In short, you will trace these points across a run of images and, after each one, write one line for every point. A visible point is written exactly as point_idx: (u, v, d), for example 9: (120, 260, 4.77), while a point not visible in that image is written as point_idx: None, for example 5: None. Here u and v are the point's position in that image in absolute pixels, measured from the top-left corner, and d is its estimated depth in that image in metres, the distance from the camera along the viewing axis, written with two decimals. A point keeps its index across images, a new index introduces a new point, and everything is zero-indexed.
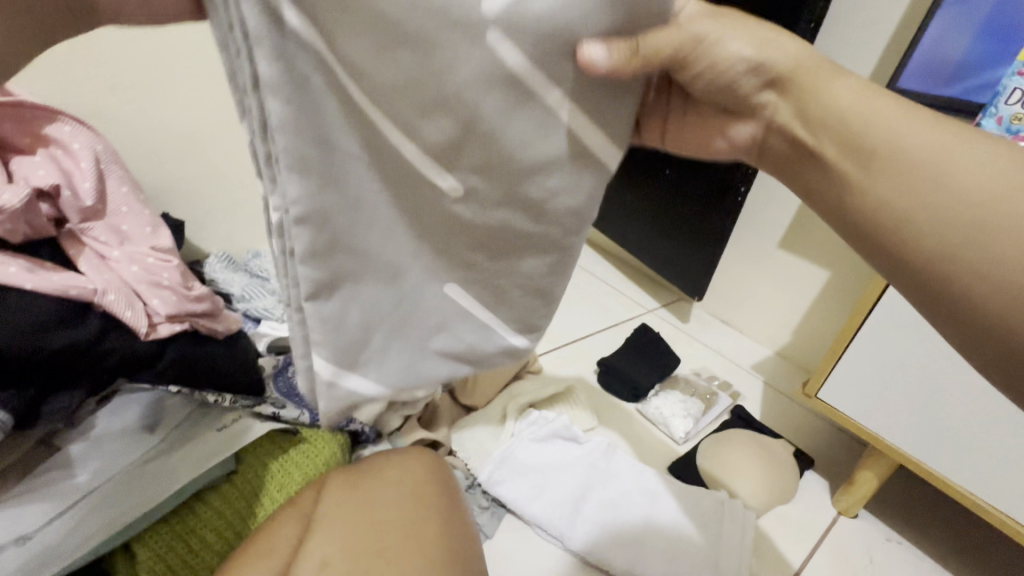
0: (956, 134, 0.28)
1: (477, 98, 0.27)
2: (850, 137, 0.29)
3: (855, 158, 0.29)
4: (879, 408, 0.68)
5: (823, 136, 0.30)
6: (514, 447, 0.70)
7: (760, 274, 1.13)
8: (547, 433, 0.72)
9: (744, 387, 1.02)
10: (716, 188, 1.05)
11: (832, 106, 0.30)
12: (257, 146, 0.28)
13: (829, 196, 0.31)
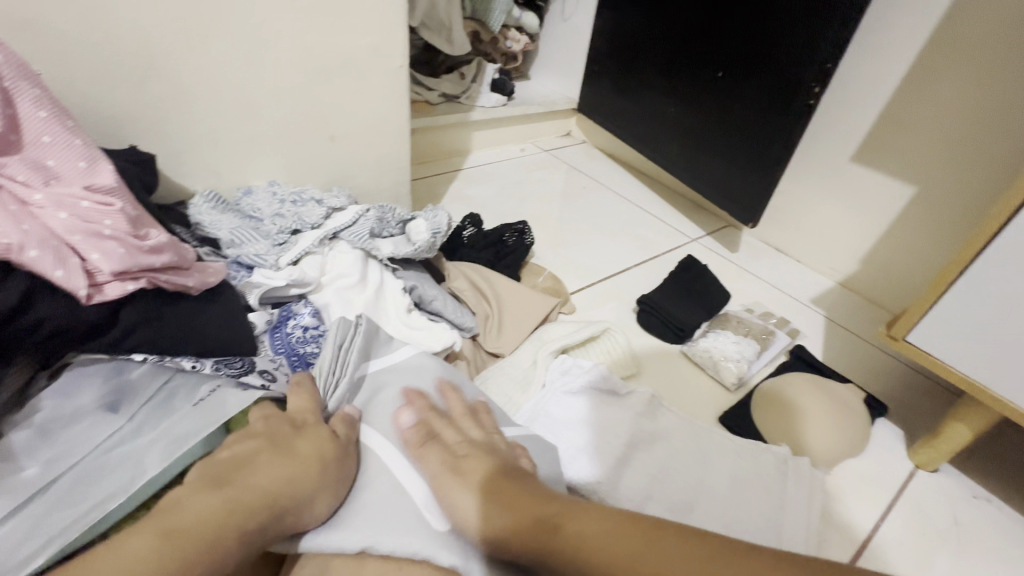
0: None
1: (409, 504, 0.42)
2: None
3: None
4: (984, 353, 0.56)
5: None
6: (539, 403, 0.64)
7: (827, 196, 0.97)
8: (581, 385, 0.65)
9: (804, 325, 0.90)
10: (781, 93, 0.88)
11: None
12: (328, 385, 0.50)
13: None
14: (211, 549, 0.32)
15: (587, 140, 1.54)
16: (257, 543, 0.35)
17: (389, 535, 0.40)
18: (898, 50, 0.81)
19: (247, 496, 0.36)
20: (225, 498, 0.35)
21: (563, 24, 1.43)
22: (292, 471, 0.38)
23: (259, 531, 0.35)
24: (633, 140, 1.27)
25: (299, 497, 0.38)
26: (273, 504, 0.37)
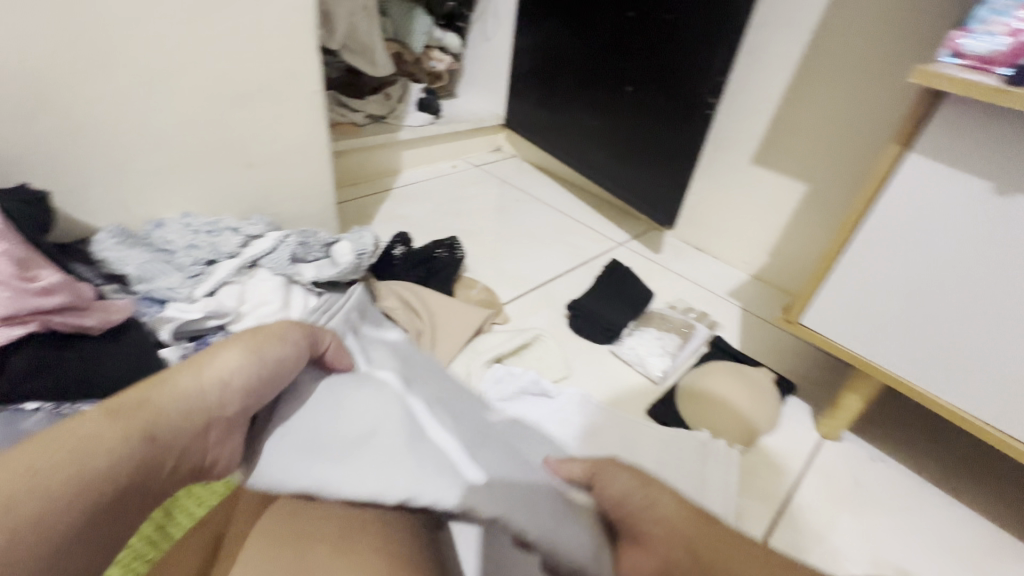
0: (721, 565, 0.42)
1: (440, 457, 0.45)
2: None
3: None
4: (863, 329, 0.63)
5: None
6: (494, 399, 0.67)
7: (735, 196, 1.05)
8: (512, 392, 0.67)
9: (722, 316, 0.97)
10: (683, 104, 0.95)
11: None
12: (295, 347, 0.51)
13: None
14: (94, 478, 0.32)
15: (517, 154, 1.58)
16: (147, 466, 0.35)
17: (425, 477, 0.42)
18: (780, 64, 0.90)
19: (134, 425, 0.35)
20: (111, 426, 0.34)
21: (485, 43, 1.47)
22: (178, 401, 0.38)
23: (147, 456, 0.35)
24: (559, 152, 1.32)
25: (192, 418, 0.39)
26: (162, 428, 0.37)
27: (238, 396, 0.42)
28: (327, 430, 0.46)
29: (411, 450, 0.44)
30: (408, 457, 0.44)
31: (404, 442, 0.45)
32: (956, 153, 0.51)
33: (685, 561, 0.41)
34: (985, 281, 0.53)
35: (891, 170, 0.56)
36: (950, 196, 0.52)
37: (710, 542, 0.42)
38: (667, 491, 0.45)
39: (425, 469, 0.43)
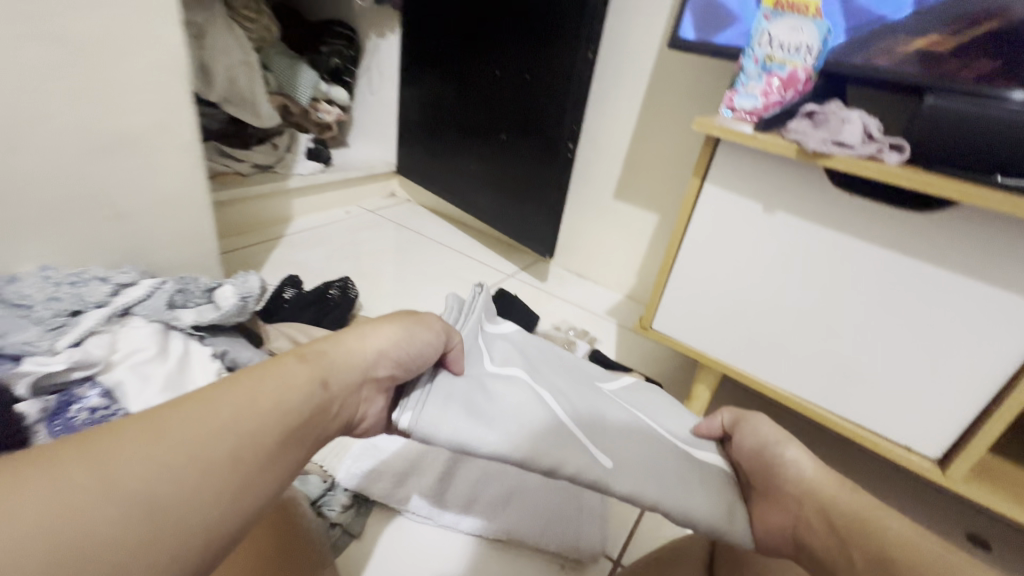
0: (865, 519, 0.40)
1: (543, 433, 0.45)
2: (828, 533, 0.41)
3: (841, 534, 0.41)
4: (697, 328, 0.76)
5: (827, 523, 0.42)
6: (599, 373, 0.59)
7: (604, 227, 1.20)
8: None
9: (601, 333, 1.09)
10: (548, 149, 1.08)
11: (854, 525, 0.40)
12: None
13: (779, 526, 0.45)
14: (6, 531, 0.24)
15: (411, 199, 1.65)
16: (188, 496, 0.29)
17: (570, 459, 0.43)
18: (623, 115, 1.07)
19: (161, 454, 0.29)
20: (45, 470, 0.27)
21: (372, 97, 1.55)
22: (130, 443, 0.29)
23: (173, 479, 0.29)
24: (448, 194, 1.41)
25: (252, 432, 0.33)
26: (197, 452, 0.30)
27: (313, 398, 0.38)
28: (444, 412, 0.45)
29: (522, 430, 0.45)
30: (526, 433, 0.44)
31: (526, 427, 0.45)
32: (735, 180, 0.66)
33: (818, 521, 0.43)
34: (771, 279, 0.67)
35: (695, 197, 0.70)
36: (737, 213, 0.67)
37: (849, 504, 0.42)
38: (796, 448, 0.47)
39: (554, 445, 0.44)
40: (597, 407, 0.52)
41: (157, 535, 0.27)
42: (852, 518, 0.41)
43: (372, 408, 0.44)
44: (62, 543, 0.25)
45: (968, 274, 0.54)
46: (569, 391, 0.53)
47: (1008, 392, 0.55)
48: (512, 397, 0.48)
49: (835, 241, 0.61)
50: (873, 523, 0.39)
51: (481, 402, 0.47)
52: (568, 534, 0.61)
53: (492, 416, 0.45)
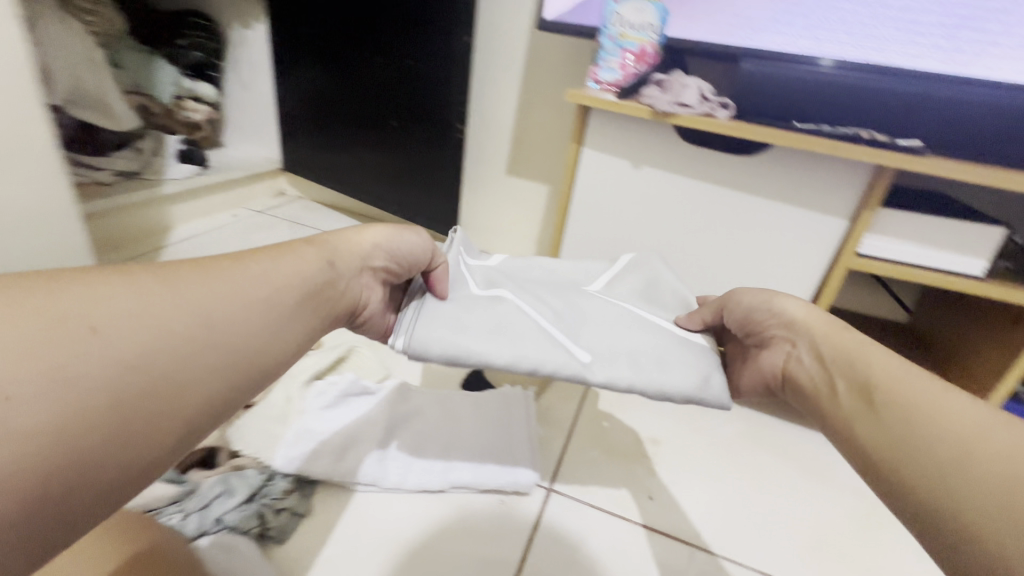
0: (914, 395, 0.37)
1: (520, 336, 0.48)
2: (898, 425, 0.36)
3: (861, 394, 0.40)
4: None
5: (883, 406, 0.38)
6: (582, 279, 0.61)
7: (501, 202, 1.27)
8: (336, 397, 0.72)
9: None
10: (438, 133, 1.13)
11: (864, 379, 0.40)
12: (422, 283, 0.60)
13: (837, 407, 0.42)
14: (87, 320, 0.28)
15: (303, 195, 1.60)
16: (216, 328, 0.33)
17: (547, 354, 0.47)
18: (507, 96, 1.14)
19: (192, 288, 0.33)
20: (105, 287, 0.30)
21: (244, 91, 1.48)
22: (187, 279, 0.34)
23: (204, 314, 0.33)
24: (344, 186, 1.39)
25: (274, 293, 0.38)
26: (236, 296, 0.35)
27: (323, 272, 0.43)
28: (431, 323, 0.47)
29: (498, 337, 0.47)
30: (503, 338, 0.47)
31: (508, 335, 0.48)
32: (607, 143, 0.75)
33: (809, 358, 0.47)
34: (646, 226, 0.78)
35: (576, 161, 0.78)
36: (612, 172, 0.77)
37: (842, 342, 0.45)
38: (791, 299, 0.50)
39: (528, 346, 0.47)
40: (594, 307, 0.55)
41: (190, 356, 0.31)
42: (844, 353, 0.44)
43: (372, 297, 0.49)
44: (127, 337, 0.29)
45: (782, 202, 0.69)
46: (565, 298, 0.56)
47: (821, 288, 0.72)
48: (501, 310, 0.50)
49: (691, 187, 0.73)
50: (862, 359, 0.42)
51: (470, 311, 0.49)
52: (501, 480, 0.67)
53: (474, 324, 0.48)
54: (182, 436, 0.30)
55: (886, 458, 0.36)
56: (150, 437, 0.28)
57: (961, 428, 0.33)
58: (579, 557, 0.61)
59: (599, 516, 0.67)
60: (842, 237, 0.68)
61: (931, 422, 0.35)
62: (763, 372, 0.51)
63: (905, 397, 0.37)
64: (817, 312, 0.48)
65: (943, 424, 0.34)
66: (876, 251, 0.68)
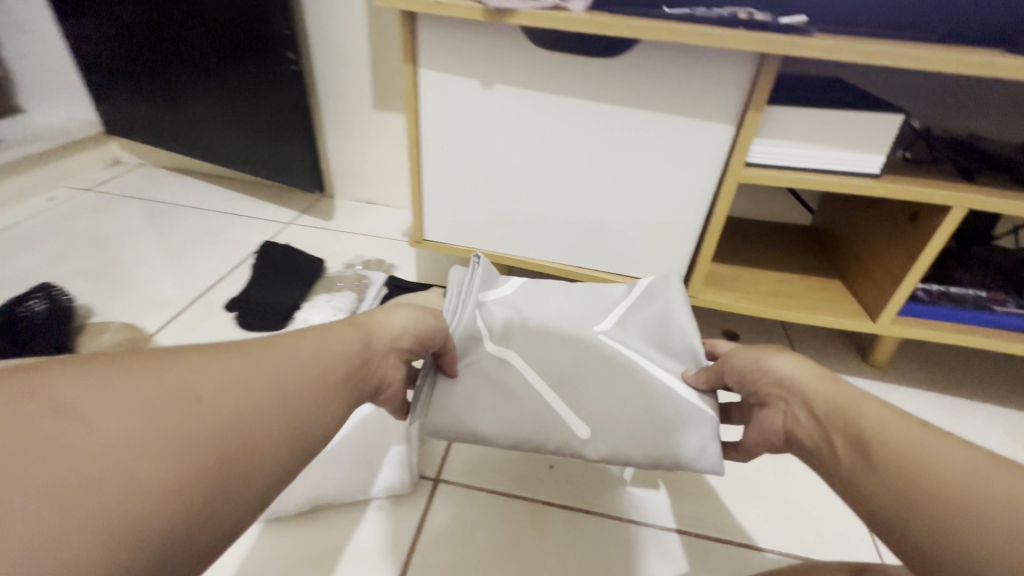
0: (922, 445, 0.34)
1: (511, 421, 0.48)
2: (912, 496, 0.32)
3: (858, 453, 0.37)
4: (467, 227, 0.73)
5: (887, 464, 0.34)
6: (601, 304, 0.59)
7: (376, 143, 1.10)
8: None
9: (400, 256, 1.02)
10: (271, 65, 0.93)
11: (865, 431, 0.37)
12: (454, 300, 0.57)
13: (841, 479, 0.37)
14: (165, 397, 0.29)
15: (144, 160, 1.33)
16: (250, 393, 0.32)
17: (530, 433, 0.48)
18: (351, 12, 0.94)
19: (259, 357, 0.34)
20: (180, 363, 0.31)
21: (25, 35, 1.18)
22: (253, 351, 0.34)
23: (221, 381, 0.31)
24: (179, 146, 1.15)
25: (318, 358, 0.37)
26: (286, 363, 0.35)
27: (355, 350, 0.40)
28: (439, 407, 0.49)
29: (492, 423, 0.48)
30: (498, 423, 0.48)
31: (499, 416, 0.48)
32: (448, 61, 0.60)
33: (804, 415, 0.42)
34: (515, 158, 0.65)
35: (415, 87, 0.63)
36: (461, 96, 0.62)
37: (833, 394, 0.41)
38: (779, 355, 0.44)
39: (512, 427, 0.48)
40: (599, 352, 0.53)
41: (232, 431, 0.30)
42: (834, 404, 0.40)
43: (395, 377, 0.46)
44: (211, 409, 0.30)
45: (659, 111, 0.58)
46: (576, 339, 0.55)
47: (713, 206, 0.62)
48: (493, 381, 0.50)
49: (556, 105, 0.60)
50: (854, 411, 0.38)
51: (468, 391, 0.50)
52: (372, 482, 0.58)
53: (469, 404, 0.49)
54: (230, 514, 0.29)
55: (904, 532, 0.32)
56: (196, 515, 0.27)
57: (971, 484, 0.31)
58: (472, 557, 0.54)
59: (496, 501, 0.60)
60: (730, 144, 0.58)
61: (942, 480, 0.32)
62: (764, 430, 0.45)
63: (909, 452, 0.34)
64: (808, 366, 0.43)
65: (951, 482, 0.32)
66: (767, 157, 0.59)
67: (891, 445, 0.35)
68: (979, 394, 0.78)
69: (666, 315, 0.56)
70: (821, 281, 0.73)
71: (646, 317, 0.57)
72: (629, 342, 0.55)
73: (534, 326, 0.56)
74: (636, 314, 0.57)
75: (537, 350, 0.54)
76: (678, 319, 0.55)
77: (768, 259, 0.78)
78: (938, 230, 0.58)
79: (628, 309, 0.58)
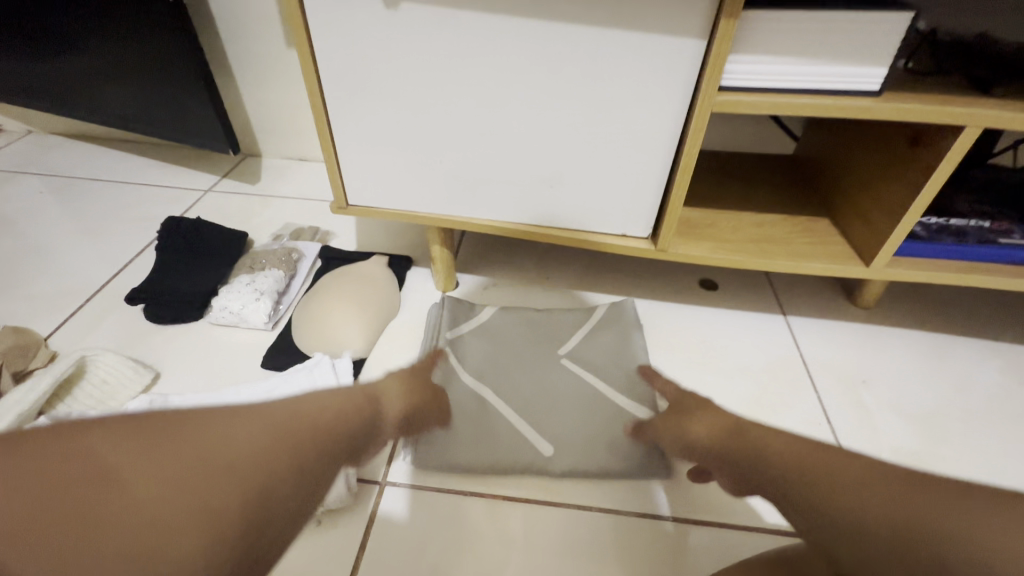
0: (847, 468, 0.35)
1: (486, 453, 0.55)
2: (877, 530, 0.32)
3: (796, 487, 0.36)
4: (395, 187, 0.61)
5: (839, 495, 0.34)
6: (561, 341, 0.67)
7: (296, 88, 0.96)
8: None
9: (337, 221, 0.91)
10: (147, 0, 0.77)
11: (798, 465, 0.37)
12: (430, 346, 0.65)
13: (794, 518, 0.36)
14: (186, 470, 0.30)
15: (30, 127, 1.14)
16: (264, 459, 0.32)
17: (500, 459, 0.55)
18: None
19: (272, 420, 0.35)
20: (195, 430, 0.32)
21: None
22: (265, 413, 0.35)
23: (244, 440, 0.32)
24: (61, 108, 0.97)
25: (324, 416, 0.38)
26: (298, 424, 0.36)
27: (355, 406, 0.42)
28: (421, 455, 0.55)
29: (467, 453, 0.55)
30: (470, 452, 0.55)
31: (473, 445, 0.56)
32: None
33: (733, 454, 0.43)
34: (439, 97, 0.53)
35: (301, 11, 0.49)
36: (361, 21, 0.49)
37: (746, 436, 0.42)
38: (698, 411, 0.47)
39: (485, 454, 0.55)
40: (560, 383, 0.62)
41: (252, 499, 0.31)
42: (731, 425, 0.44)
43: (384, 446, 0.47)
44: (232, 479, 0.31)
45: (608, 24, 0.46)
46: (538, 373, 0.63)
47: (683, 144, 0.52)
48: (467, 417, 0.58)
49: (480, 23, 0.48)
50: (753, 430, 0.43)
51: (447, 433, 0.56)
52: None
53: (445, 438, 0.56)
54: None
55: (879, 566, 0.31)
56: None
57: (898, 495, 0.33)
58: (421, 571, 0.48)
59: (450, 503, 0.53)
60: (701, 64, 0.47)
61: (887, 505, 0.32)
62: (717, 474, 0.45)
63: (823, 467, 0.36)
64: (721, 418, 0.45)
65: (855, 486, 0.34)
66: (745, 77, 0.48)
67: (825, 477, 0.35)
68: (967, 329, 0.73)
69: (620, 354, 0.65)
70: (804, 221, 0.65)
71: (605, 352, 0.66)
72: (587, 372, 0.63)
73: (502, 359, 0.65)
74: (594, 347, 0.66)
75: (502, 382, 0.62)
76: (630, 356, 0.64)
77: (746, 199, 0.69)
78: (946, 156, 0.48)
79: (584, 344, 0.67)
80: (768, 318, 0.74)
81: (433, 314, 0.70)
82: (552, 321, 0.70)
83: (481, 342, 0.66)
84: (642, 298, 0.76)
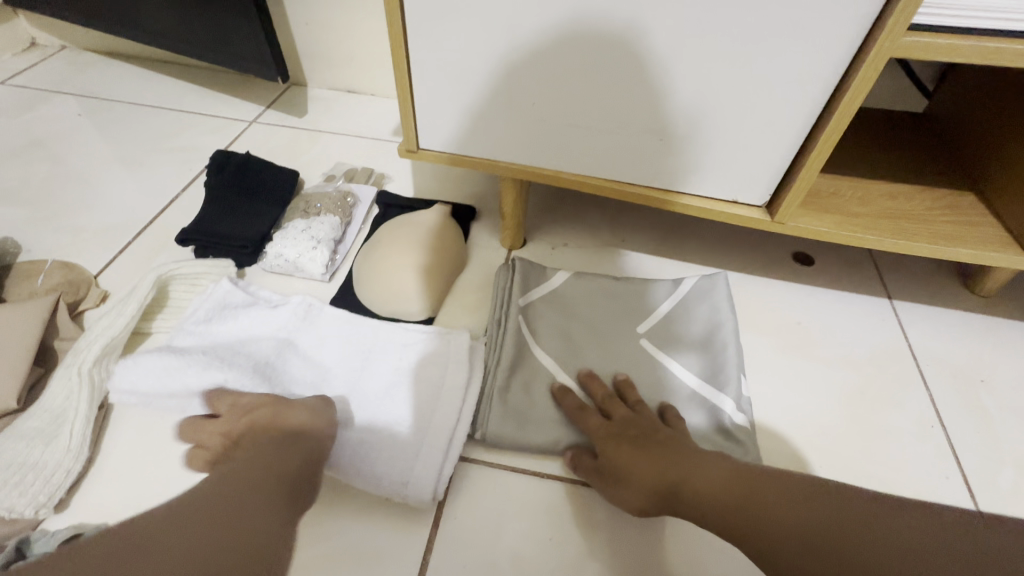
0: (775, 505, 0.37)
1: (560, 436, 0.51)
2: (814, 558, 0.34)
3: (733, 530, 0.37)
4: (473, 128, 0.54)
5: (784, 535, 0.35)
6: (642, 317, 0.60)
7: (345, 6, 0.85)
8: (215, 307, 0.58)
9: (391, 163, 0.83)
10: None
11: (728, 506, 0.38)
12: (497, 311, 0.59)
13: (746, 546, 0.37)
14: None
15: (63, 41, 1.07)
16: None
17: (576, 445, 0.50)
18: None
19: None
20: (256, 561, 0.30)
21: None
22: None
23: None
24: (97, 22, 0.89)
25: None
26: None
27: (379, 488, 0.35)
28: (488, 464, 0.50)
29: (541, 435, 0.51)
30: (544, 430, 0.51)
31: (548, 428, 0.51)
32: None
33: (656, 487, 0.41)
34: (541, 23, 0.45)
35: None
36: None
37: (664, 471, 0.42)
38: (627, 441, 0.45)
39: (560, 437, 0.51)
40: (641, 367, 0.56)
41: None
42: (665, 489, 0.41)
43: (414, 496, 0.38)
44: None
45: None
46: (616, 354, 0.57)
47: (836, 96, 0.43)
48: (539, 396, 0.53)
49: None
50: (684, 491, 0.40)
51: (517, 413, 0.52)
52: (394, 471, 0.46)
53: (514, 417, 0.52)
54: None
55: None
56: None
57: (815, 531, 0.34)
58: (497, 556, 0.45)
59: (527, 487, 0.49)
60: None
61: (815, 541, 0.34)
62: (630, 494, 0.43)
63: (762, 521, 0.36)
64: (640, 450, 0.44)
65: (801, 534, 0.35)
66: (943, 13, 0.38)
67: (757, 518, 0.36)
68: None
69: (708, 337, 0.58)
70: (938, 195, 0.56)
71: (692, 332, 0.59)
72: (671, 359, 0.57)
73: (577, 333, 0.59)
74: (680, 326, 0.60)
75: (576, 361, 0.56)
76: (722, 339, 0.57)
77: (869, 163, 0.60)
78: None
79: (669, 322, 0.60)
80: (871, 300, 0.66)
81: (501, 273, 0.63)
82: (629, 294, 0.63)
83: (553, 311, 0.60)
84: (728, 270, 0.69)
